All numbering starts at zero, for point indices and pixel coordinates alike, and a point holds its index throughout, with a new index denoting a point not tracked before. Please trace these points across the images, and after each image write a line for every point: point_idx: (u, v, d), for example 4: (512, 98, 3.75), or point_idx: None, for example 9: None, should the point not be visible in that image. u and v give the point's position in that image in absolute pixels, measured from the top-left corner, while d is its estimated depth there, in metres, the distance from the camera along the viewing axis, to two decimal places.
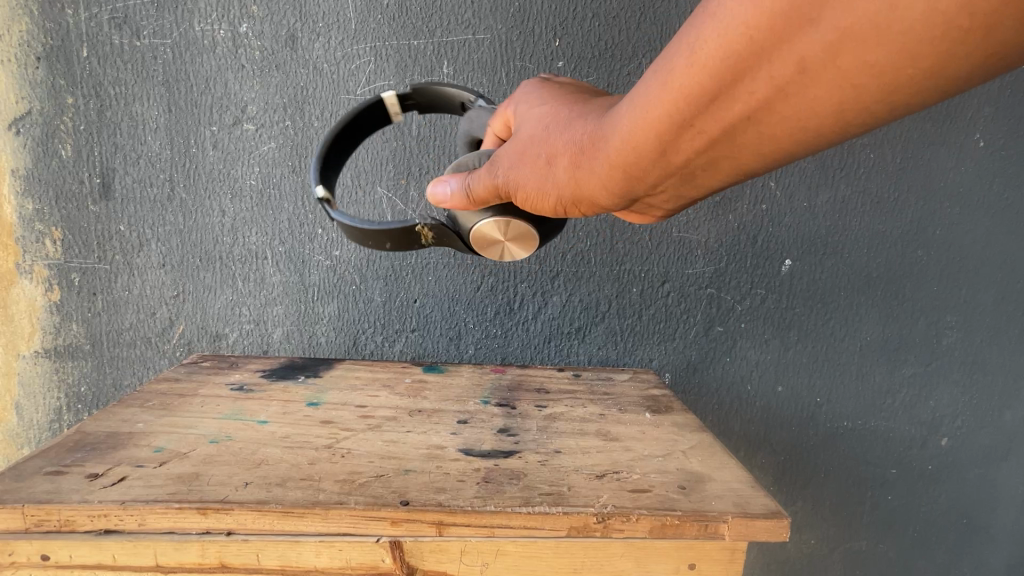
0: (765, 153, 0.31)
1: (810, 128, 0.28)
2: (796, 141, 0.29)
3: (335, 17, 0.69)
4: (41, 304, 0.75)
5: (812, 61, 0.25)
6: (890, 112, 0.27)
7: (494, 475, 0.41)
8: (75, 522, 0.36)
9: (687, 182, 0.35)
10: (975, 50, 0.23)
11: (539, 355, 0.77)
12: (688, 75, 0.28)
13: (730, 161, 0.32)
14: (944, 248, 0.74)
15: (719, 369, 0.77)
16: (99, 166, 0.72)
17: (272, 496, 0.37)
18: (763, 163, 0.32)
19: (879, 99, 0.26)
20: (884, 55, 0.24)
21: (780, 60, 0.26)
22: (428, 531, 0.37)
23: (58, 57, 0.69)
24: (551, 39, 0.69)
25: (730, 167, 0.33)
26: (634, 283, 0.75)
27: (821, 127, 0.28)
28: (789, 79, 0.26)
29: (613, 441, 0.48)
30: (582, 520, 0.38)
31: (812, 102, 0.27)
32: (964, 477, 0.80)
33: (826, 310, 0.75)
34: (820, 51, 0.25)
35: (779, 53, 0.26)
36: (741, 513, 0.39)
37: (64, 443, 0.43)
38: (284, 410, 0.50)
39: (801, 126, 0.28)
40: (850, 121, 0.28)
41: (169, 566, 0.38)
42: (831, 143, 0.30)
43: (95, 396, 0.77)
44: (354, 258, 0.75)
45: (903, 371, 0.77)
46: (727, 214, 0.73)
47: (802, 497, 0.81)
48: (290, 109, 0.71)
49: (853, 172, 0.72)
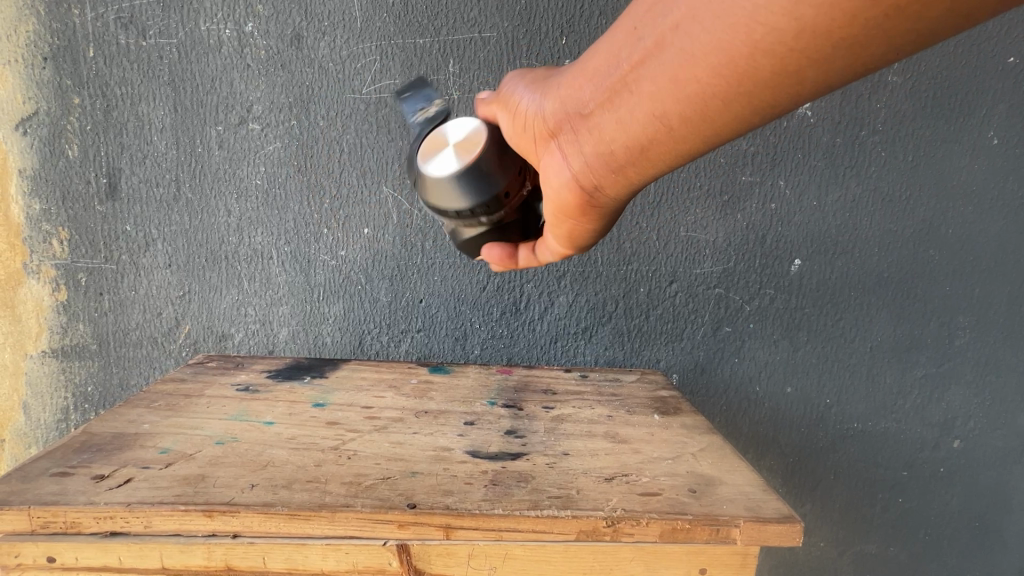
0: (685, 75, 0.29)
1: (729, 45, 0.27)
2: (710, 62, 0.28)
3: (340, 16, 0.69)
4: (48, 304, 0.75)
5: None
6: (800, 39, 0.26)
7: (502, 478, 0.41)
8: (81, 524, 0.36)
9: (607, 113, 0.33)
10: None
11: (545, 355, 0.76)
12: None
13: (647, 86, 0.31)
14: (956, 247, 0.73)
15: (727, 371, 0.76)
16: (106, 166, 0.72)
17: (278, 498, 0.37)
18: (679, 100, 0.30)
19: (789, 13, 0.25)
20: None
21: None
22: (435, 534, 0.37)
23: (64, 57, 0.69)
24: (557, 36, 0.69)
25: (648, 97, 0.31)
26: (641, 283, 0.74)
27: (732, 45, 0.27)
28: None
29: (621, 444, 0.48)
30: (591, 524, 0.37)
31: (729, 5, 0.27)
32: (976, 480, 0.79)
33: (835, 310, 0.74)
34: None
35: None
36: (753, 517, 0.38)
37: (70, 444, 0.43)
38: (290, 411, 0.50)
39: (717, 40, 0.28)
40: (762, 40, 0.27)
41: (176, 568, 0.37)
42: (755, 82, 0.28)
43: (102, 395, 0.77)
44: (360, 258, 0.74)
45: (914, 373, 0.76)
46: (736, 213, 0.72)
47: (811, 500, 0.80)
48: (295, 109, 0.71)
49: (864, 171, 0.71)
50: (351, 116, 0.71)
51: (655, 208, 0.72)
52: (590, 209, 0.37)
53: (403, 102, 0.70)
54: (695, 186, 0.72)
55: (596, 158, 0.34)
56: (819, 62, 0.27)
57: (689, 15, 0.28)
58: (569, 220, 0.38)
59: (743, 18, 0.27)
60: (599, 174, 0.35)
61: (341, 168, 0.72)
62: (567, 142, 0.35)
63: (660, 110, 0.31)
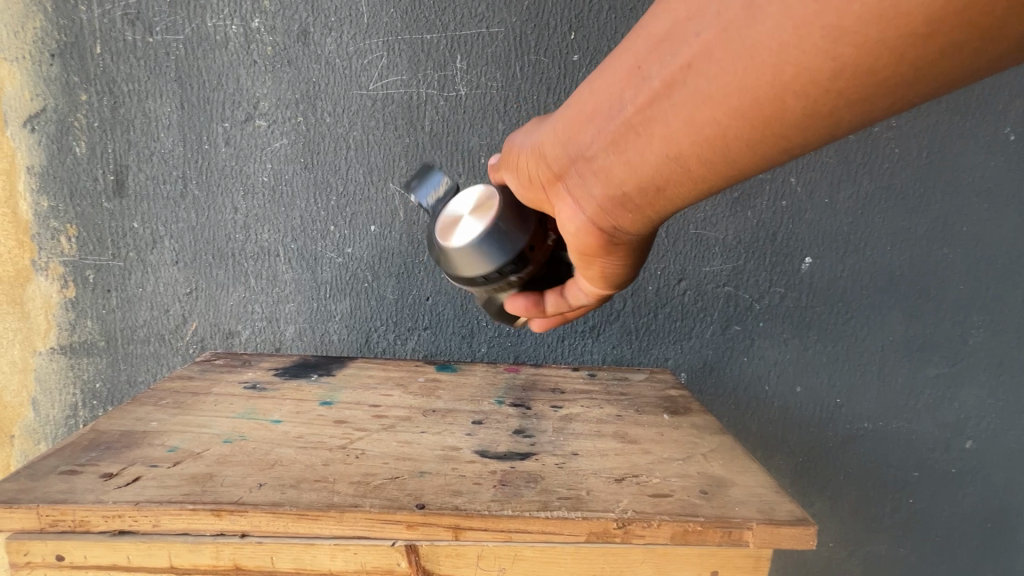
0: (700, 117, 0.27)
1: (748, 86, 0.25)
2: (730, 104, 0.26)
3: (347, 12, 0.68)
4: (57, 301, 0.75)
5: None
6: (837, 79, 0.24)
7: (511, 478, 0.41)
8: (90, 523, 0.36)
9: (612, 154, 0.31)
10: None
11: (553, 353, 0.76)
12: (656, 18, 0.28)
13: (658, 127, 0.29)
14: (971, 245, 0.72)
15: (736, 370, 0.75)
16: (113, 163, 0.72)
17: (286, 498, 0.37)
18: (696, 143, 0.28)
19: (822, 49, 0.23)
20: None
21: None
22: (445, 534, 0.36)
23: (72, 53, 0.69)
24: (566, 31, 0.68)
25: (660, 137, 0.29)
26: (649, 281, 0.73)
27: (758, 87, 0.25)
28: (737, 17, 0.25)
29: (631, 444, 0.47)
30: (601, 525, 0.37)
31: (752, 48, 0.25)
32: (989, 481, 0.78)
33: (846, 309, 0.74)
34: None
35: None
36: (767, 520, 0.38)
37: (79, 442, 0.43)
38: (298, 409, 0.50)
39: (738, 80, 0.26)
40: (794, 83, 0.25)
41: (184, 568, 0.37)
42: (785, 123, 0.26)
43: (110, 392, 0.78)
44: (367, 255, 0.74)
45: (926, 372, 0.75)
46: (746, 210, 0.72)
47: (820, 500, 0.79)
48: (302, 105, 0.70)
49: (877, 168, 0.70)
50: (358, 113, 0.70)
51: None
52: (612, 249, 0.35)
53: (410, 98, 0.70)
54: None
55: (605, 202, 0.33)
56: (860, 101, 0.24)
57: (704, 52, 0.26)
58: (596, 262, 0.36)
59: (768, 60, 0.25)
60: (613, 217, 0.33)
61: (348, 164, 0.72)
62: (571, 187, 0.34)
63: (672, 152, 0.29)
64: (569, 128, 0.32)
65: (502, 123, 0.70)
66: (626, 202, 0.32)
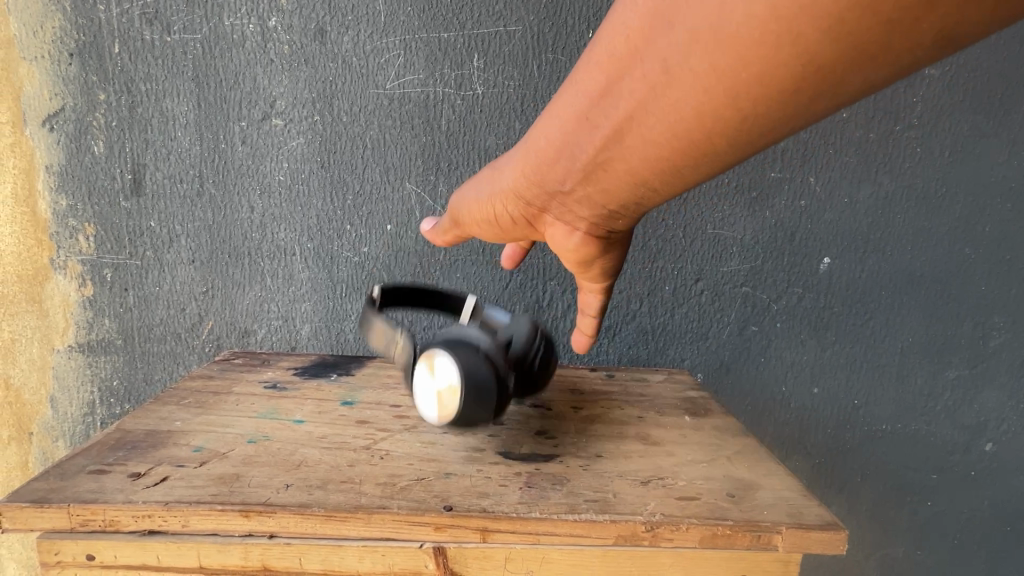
0: (649, 153, 0.34)
1: (682, 127, 0.31)
2: (678, 135, 0.32)
3: (364, 10, 0.68)
4: (75, 299, 0.75)
5: (671, 62, 0.29)
6: (762, 106, 0.28)
7: (536, 480, 0.40)
8: (120, 522, 0.36)
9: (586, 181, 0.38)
10: (812, 50, 0.25)
11: (569, 354, 0.75)
12: (588, 74, 0.33)
13: (621, 157, 0.35)
14: (993, 245, 0.71)
15: (753, 371, 0.75)
16: (130, 162, 0.72)
17: (314, 499, 0.37)
18: (654, 164, 0.34)
19: (747, 92, 0.28)
20: (723, 58, 0.27)
21: (646, 60, 0.30)
22: (473, 537, 0.36)
23: (90, 52, 0.69)
24: (584, 29, 0.68)
25: (628, 166, 0.35)
26: (666, 281, 0.73)
27: (703, 122, 0.30)
28: (656, 77, 0.30)
29: (654, 446, 0.47)
30: (630, 528, 0.36)
31: (677, 101, 0.30)
32: (1009, 485, 0.77)
33: (865, 310, 0.73)
34: (677, 53, 0.29)
35: (644, 53, 0.30)
36: (796, 524, 0.37)
37: (105, 441, 0.43)
38: (320, 409, 0.50)
39: (673, 125, 0.31)
40: (728, 116, 0.29)
41: (213, 568, 0.37)
42: (728, 142, 0.31)
43: (127, 390, 0.78)
44: (383, 254, 0.74)
45: (946, 374, 0.74)
46: (764, 210, 0.71)
47: (836, 502, 0.78)
48: (318, 104, 0.70)
49: (898, 167, 0.69)
50: (374, 111, 0.70)
51: (681, 205, 0.71)
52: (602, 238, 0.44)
53: (427, 97, 0.70)
54: (723, 183, 0.70)
55: (591, 208, 0.41)
56: (789, 117, 0.29)
57: (639, 106, 0.32)
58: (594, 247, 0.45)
59: (694, 109, 0.30)
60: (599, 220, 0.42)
61: (364, 164, 0.72)
62: (557, 208, 0.42)
63: (634, 177, 0.36)
64: (543, 165, 0.39)
65: (519, 123, 0.70)
66: (605, 209, 0.40)
